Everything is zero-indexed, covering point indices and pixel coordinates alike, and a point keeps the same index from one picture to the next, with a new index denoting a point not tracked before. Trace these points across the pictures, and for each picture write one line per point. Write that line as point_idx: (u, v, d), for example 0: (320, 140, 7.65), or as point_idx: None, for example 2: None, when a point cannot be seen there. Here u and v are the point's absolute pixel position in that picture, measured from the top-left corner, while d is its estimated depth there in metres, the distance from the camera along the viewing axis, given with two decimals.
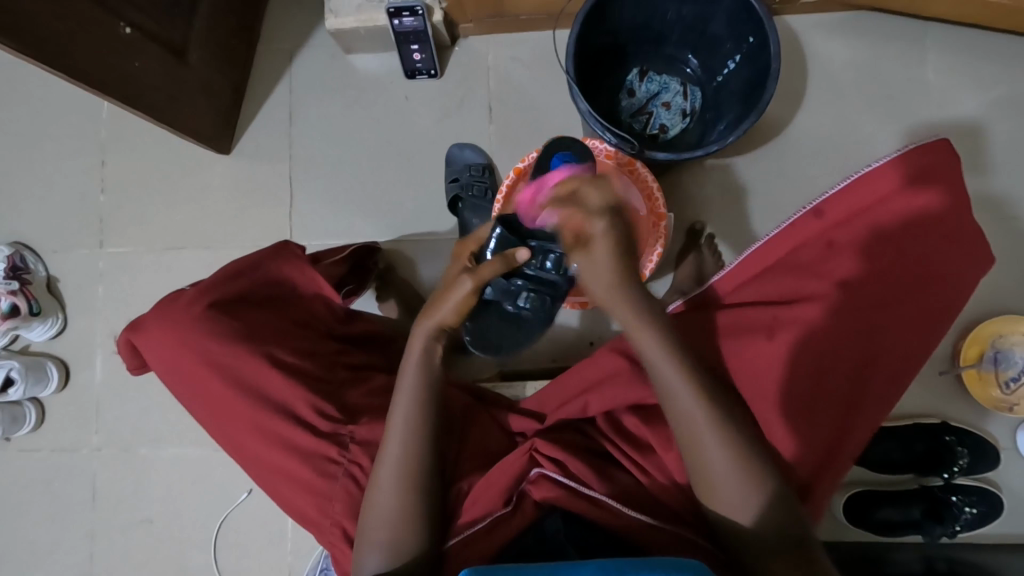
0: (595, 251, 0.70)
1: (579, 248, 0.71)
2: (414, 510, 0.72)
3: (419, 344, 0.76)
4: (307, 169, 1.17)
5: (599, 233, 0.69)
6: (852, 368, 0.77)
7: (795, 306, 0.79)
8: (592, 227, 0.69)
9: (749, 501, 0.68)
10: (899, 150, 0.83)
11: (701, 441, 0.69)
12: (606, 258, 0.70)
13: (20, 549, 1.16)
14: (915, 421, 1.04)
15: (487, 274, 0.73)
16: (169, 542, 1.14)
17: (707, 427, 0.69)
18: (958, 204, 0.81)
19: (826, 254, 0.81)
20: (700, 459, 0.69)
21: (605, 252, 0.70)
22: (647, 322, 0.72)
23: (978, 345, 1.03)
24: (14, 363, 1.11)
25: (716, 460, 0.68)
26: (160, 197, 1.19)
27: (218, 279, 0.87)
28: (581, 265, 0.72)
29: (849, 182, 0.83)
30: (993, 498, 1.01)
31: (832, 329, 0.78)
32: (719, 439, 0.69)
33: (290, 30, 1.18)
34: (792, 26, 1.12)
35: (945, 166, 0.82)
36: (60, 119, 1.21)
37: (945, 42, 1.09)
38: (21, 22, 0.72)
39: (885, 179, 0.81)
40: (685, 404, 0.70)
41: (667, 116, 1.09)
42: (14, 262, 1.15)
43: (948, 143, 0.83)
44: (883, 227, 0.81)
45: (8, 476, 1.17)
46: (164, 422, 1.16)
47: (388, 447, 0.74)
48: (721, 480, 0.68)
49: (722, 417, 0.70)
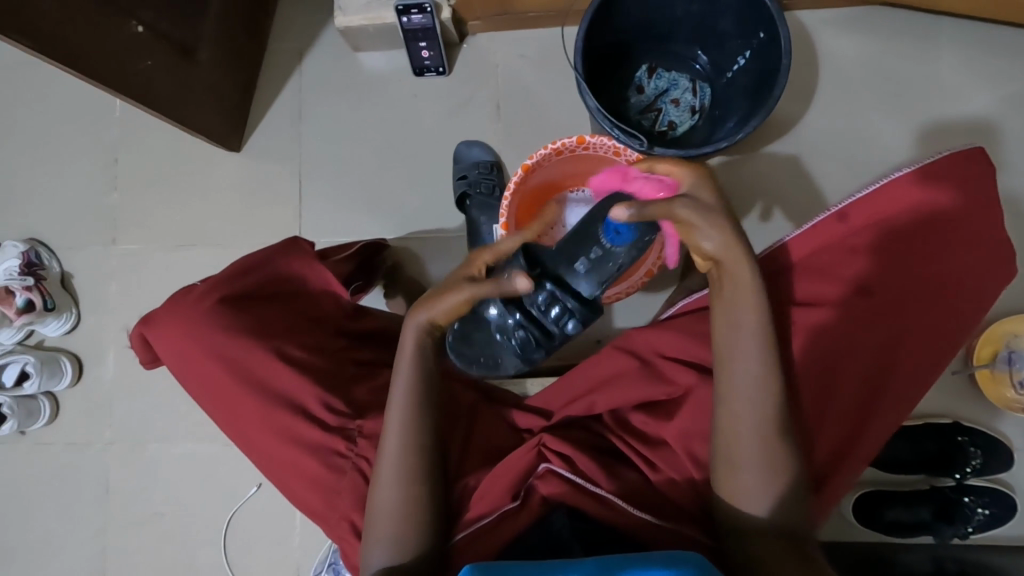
0: (704, 196, 0.68)
1: (684, 199, 0.68)
2: (420, 505, 0.72)
3: (411, 340, 0.75)
4: (316, 167, 1.17)
5: (693, 176, 0.70)
6: (865, 370, 0.76)
7: (813, 308, 0.77)
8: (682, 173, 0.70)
9: (770, 495, 0.67)
10: (925, 159, 0.84)
11: (739, 431, 0.68)
12: (712, 200, 0.68)
13: (35, 541, 1.18)
14: (926, 421, 1.03)
15: (482, 292, 0.73)
16: (180, 536, 1.15)
17: (746, 433, 0.68)
18: (977, 214, 0.81)
19: (847, 258, 0.80)
20: (736, 452, 0.68)
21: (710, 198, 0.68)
22: (757, 305, 0.69)
23: (992, 345, 1.02)
24: (29, 358, 1.13)
25: (748, 453, 0.67)
26: (172, 195, 1.20)
27: (229, 274, 0.88)
28: (688, 215, 0.67)
29: (875, 187, 0.82)
30: (1005, 500, 1.00)
31: (851, 332, 0.76)
32: (752, 430, 0.68)
33: (300, 28, 1.19)
34: (803, 21, 1.11)
35: (974, 176, 0.82)
36: (74, 117, 1.23)
37: (957, 38, 1.08)
38: (33, 21, 0.73)
39: (909, 186, 0.81)
40: (736, 408, 0.68)
41: (676, 113, 1.08)
42: (29, 259, 1.17)
43: (983, 153, 0.84)
44: (909, 234, 0.80)
45: (23, 469, 1.19)
46: (176, 418, 1.17)
47: (390, 443, 0.73)
48: (746, 474, 0.67)
49: (765, 420, 0.68)
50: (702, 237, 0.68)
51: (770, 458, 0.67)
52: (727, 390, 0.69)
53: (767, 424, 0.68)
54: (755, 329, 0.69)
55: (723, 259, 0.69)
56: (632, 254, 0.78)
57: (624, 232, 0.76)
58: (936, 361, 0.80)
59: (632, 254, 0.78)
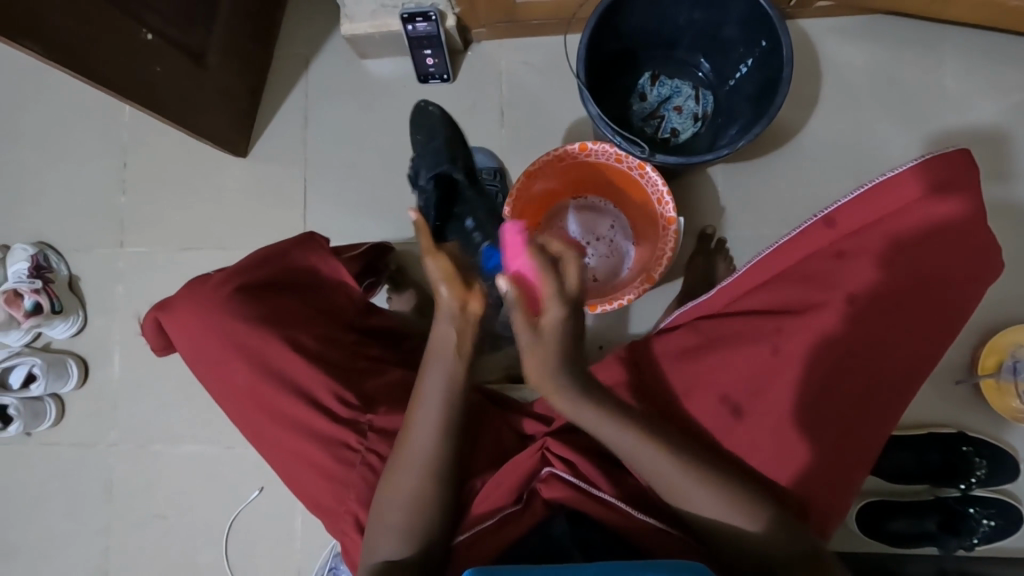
0: (544, 340, 0.65)
1: (528, 328, 0.65)
2: (432, 507, 0.72)
3: (439, 331, 0.70)
4: (321, 172, 1.18)
5: (553, 322, 0.64)
6: (856, 378, 0.76)
7: (804, 318, 0.77)
8: (550, 312, 0.63)
9: (750, 517, 0.69)
10: (921, 158, 0.79)
11: (663, 480, 0.71)
12: (547, 347, 0.65)
13: (38, 541, 1.19)
14: (929, 431, 1.02)
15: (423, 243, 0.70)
16: (183, 539, 1.16)
17: (683, 485, 0.70)
18: (969, 221, 0.77)
19: (833, 264, 0.79)
20: (685, 501, 0.70)
21: (548, 347, 0.65)
22: (601, 417, 0.70)
23: (997, 354, 1.01)
24: (36, 360, 1.14)
25: (692, 490, 0.70)
26: (179, 199, 1.22)
27: (247, 265, 0.89)
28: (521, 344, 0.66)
29: (865, 191, 0.79)
30: (1010, 511, 0.99)
31: (834, 343, 0.76)
32: (678, 479, 0.70)
33: (306, 35, 1.20)
34: (806, 29, 1.11)
35: (966, 176, 0.78)
36: (84, 121, 1.25)
37: (960, 46, 1.08)
38: (43, 27, 0.74)
39: (903, 188, 0.78)
40: (655, 472, 0.71)
41: (678, 121, 1.09)
42: (37, 261, 1.18)
43: (967, 154, 0.79)
44: (901, 241, 0.78)
45: (28, 469, 1.20)
46: (179, 420, 1.18)
47: (416, 444, 0.73)
48: (703, 508, 0.70)
49: (690, 471, 0.70)
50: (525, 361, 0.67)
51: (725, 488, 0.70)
52: (631, 458, 0.71)
53: (695, 467, 0.71)
54: (608, 424, 0.70)
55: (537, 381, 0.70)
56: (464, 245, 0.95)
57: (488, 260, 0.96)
58: (924, 367, 0.79)
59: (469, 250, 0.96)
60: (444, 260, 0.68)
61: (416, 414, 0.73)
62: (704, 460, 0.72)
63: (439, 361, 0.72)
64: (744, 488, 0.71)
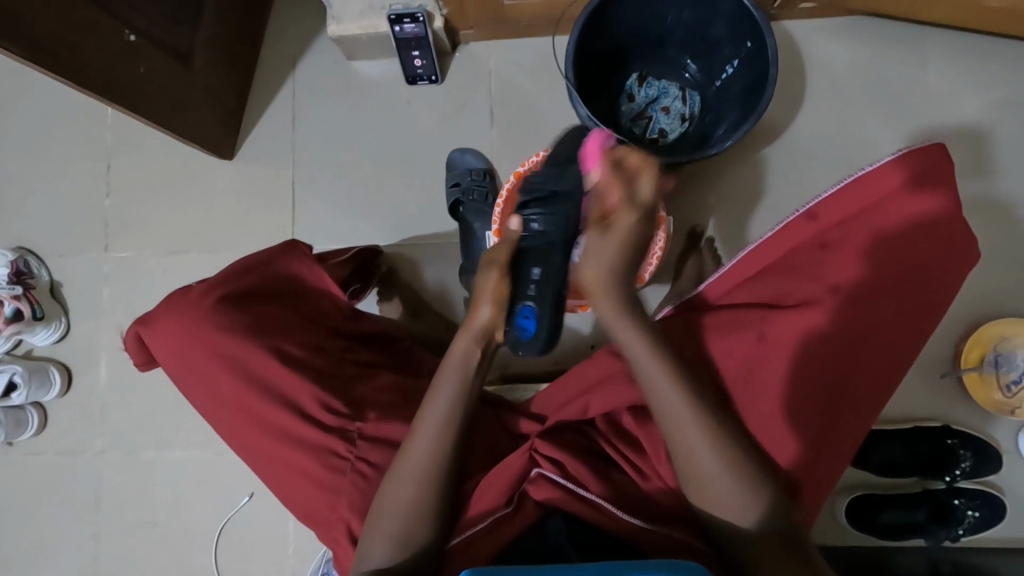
0: (612, 237, 0.76)
1: (600, 227, 0.76)
2: (423, 514, 0.71)
3: (460, 348, 0.77)
4: (309, 174, 1.17)
5: (625, 224, 0.75)
6: (840, 368, 0.77)
7: (789, 312, 0.78)
8: (623, 215, 0.75)
9: (751, 503, 0.68)
10: (897, 152, 0.82)
11: (680, 432, 0.71)
12: (614, 249, 0.76)
13: (21, 553, 1.16)
14: (916, 424, 1.04)
15: (496, 254, 0.81)
16: (171, 547, 1.14)
17: (694, 440, 0.70)
18: (945, 213, 0.80)
19: (818, 257, 0.81)
20: (693, 466, 0.70)
21: (614, 247, 0.76)
22: (641, 338, 0.74)
23: (980, 348, 1.03)
24: (17, 368, 1.12)
25: (704, 454, 0.69)
26: (164, 202, 1.20)
27: (230, 273, 0.87)
28: (590, 243, 0.77)
29: (844, 185, 0.82)
30: (996, 502, 1.01)
31: (821, 334, 0.77)
32: (697, 431, 0.70)
33: (292, 36, 1.20)
34: (790, 30, 1.13)
35: (941, 169, 0.81)
36: (65, 124, 1.23)
37: (939, 46, 1.10)
38: (29, 28, 0.73)
39: (880, 180, 0.81)
40: (673, 421, 0.71)
41: (666, 121, 1.09)
42: (18, 267, 1.16)
43: (943, 146, 0.82)
44: (883, 232, 0.80)
45: (10, 479, 1.17)
46: (166, 426, 1.16)
47: (415, 449, 0.74)
48: (712, 483, 0.69)
49: (705, 429, 0.70)
50: (589, 261, 0.77)
51: (731, 466, 0.69)
52: (659, 404, 0.72)
53: (711, 426, 0.71)
54: (645, 352, 0.73)
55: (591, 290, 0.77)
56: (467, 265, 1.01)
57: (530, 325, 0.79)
58: (906, 356, 0.80)
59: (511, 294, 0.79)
60: (502, 283, 0.79)
61: (422, 421, 0.75)
62: (725, 426, 0.71)
63: (452, 371, 0.77)
64: (752, 465, 0.70)
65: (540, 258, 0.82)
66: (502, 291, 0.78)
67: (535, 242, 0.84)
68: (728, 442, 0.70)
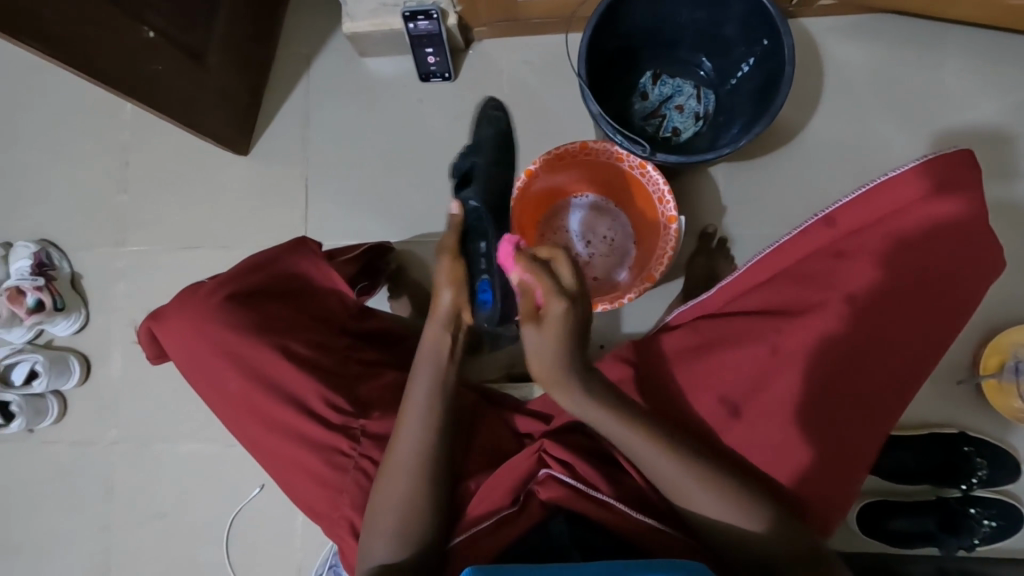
0: (546, 327, 0.70)
1: (532, 322, 0.71)
2: (422, 510, 0.72)
3: (432, 338, 0.78)
4: (323, 171, 1.18)
5: (556, 314, 0.69)
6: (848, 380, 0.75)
7: (799, 320, 0.77)
8: (552, 305, 0.69)
9: (749, 516, 0.69)
10: (921, 159, 0.80)
11: (665, 475, 0.70)
12: (552, 340, 0.70)
13: (40, 537, 1.19)
14: (931, 431, 1.02)
15: (449, 243, 0.81)
16: (184, 536, 1.16)
17: (688, 481, 0.69)
18: (967, 225, 0.78)
19: (832, 263, 0.79)
20: (695, 506, 0.70)
21: (550, 338, 0.70)
22: (608, 412, 0.71)
23: (999, 354, 1.01)
24: (38, 357, 1.15)
25: (692, 487, 0.69)
26: (181, 197, 1.22)
27: (239, 271, 0.88)
28: (526, 333, 0.72)
29: (864, 191, 0.81)
30: (1013, 512, 0.99)
31: (831, 342, 0.76)
32: (677, 471, 0.70)
33: (308, 33, 1.21)
34: (808, 29, 1.11)
35: (967, 176, 0.79)
36: (87, 120, 1.25)
37: (962, 45, 1.08)
38: (45, 26, 0.74)
39: (901, 187, 0.79)
40: (662, 474, 0.70)
41: (679, 120, 1.08)
42: (40, 259, 1.18)
43: (968, 153, 0.80)
44: (900, 238, 0.78)
45: (30, 466, 1.21)
46: (180, 418, 1.18)
47: (408, 447, 0.74)
48: (708, 509, 0.69)
49: (695, 470, 0.70)
50: (527, 349, 0.72)
51: (722, 484, 0.70)
52: (635, 454, 0.71)
53: (691, 461, 0.70)
54: (617, 425, 0.71)
55: (537, 374, 0.73)
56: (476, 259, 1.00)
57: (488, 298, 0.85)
58: (917, 369, 0.78)
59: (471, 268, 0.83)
60: (458, 268, 0.78)
61: (405, 419, 0.76)
62: (700, 457, 0.71)
63: (428, 362, 0.78)
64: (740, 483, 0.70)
65: (481, 233, 0.87)
66: (459, 273, 0.78)
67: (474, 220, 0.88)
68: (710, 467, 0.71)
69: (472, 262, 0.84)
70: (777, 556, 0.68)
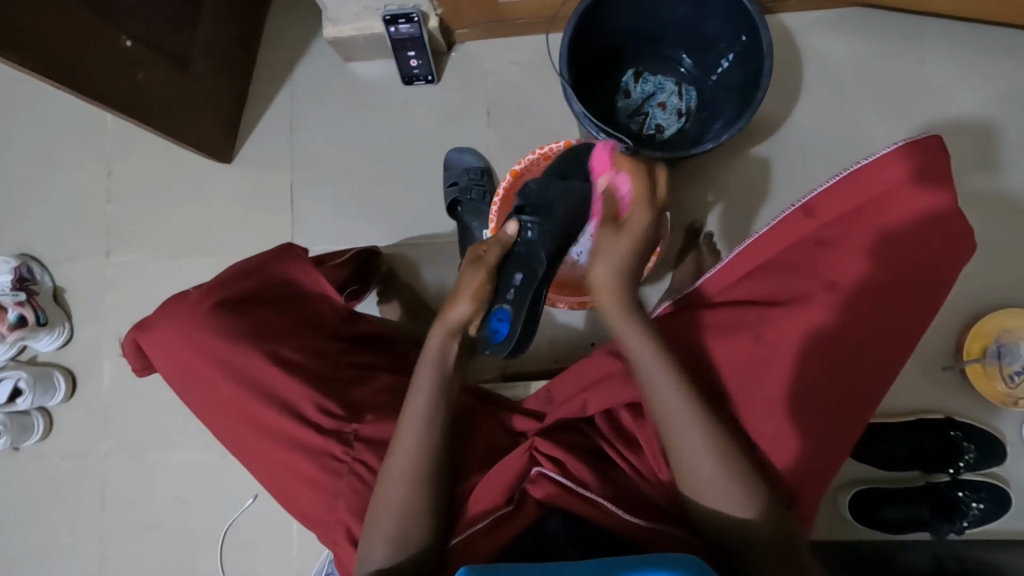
0: (625, 236, 0.77)
1: (614, 227, 0.78)
2: (418, 512, 0.72)
3: (435, 342, 0.77)
4: (308, 176, 1.18)
5: (640, 222, 0.78)
6: (835, 368, 0.76)
7: (782, 309, 0.78)
8: (637, 214, 0.78)
9: (741, 504, 0.68)
10: (895, 144, 0.82)
11: (669, 420, 0.71)
12: (626, 246, 0.77)
13: (29, 556, 1.17)
14: (919, 417, 1.04)
15: (490, 258, 0.80)
16: (177, 549, 1.14)
17: (690, 441, 0.69)
18: (944, 207, 0.79)
19: (813, 252, 0.81)
20: (691, 479, 0.70)
21: (626, 243, 0.77)
22: (643, 338, 0.74)
23: (982, 340, 1.03)
24: (22, 374, 1.13)
25: (689, 442, 0.69)
26: (164, 207, 1.21)
27: (227, 279, 0.88)
28: (602, 241, 0.77)
29: (839, 180, 0.82)
30: (1000, 494, 1.01)
31: (817, 329, 0.76)
32: (684, 420, 0.70)
33: (289, 39, 1.20)
34: (786, 24, 1.12)
35: (939, 160, 0.80)
36: (66, 131, 1.24)
37: (937, 36, 1.10)
38: (25, 36, 0.73)
39: (878, 173, 0.80)
40: (672, 422, 0.71)
41: (663, 116, 1.09)
42: (21, 274, 1.16)
43: (938, 138, 0.80)
44: (879, 224, 0.80)
45: (17, 484, 1.19)
46: (171, 430, 1.17)
47: (403, 449, 0.74)
48: (694, 472, 0.69)
49: (702, 427, 0.70)
50: (599, 263, 0.76)
51: (721, 458, 0.69)
52: (648, 386, 0.73)
53: (700, 418, 0.70)
54: (650, 354, 0.73)
55: (597, 291, 0.77)
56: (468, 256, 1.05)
57: (501, 331, 0.79)
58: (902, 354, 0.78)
59: (495, 293, 0.79)
60: (484, 284, 0.78)
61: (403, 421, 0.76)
62: (712, 415, 0.71)
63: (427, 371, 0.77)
64: (740, 461, 0.70)
65: (526, 264, 0.81)
66: (484, 291, 0.78)
67: (526, 246, 0.82)
68: (718, 438, 0.70)
69: (501, 286, 0.80)
70: (767, 549, 0.66)
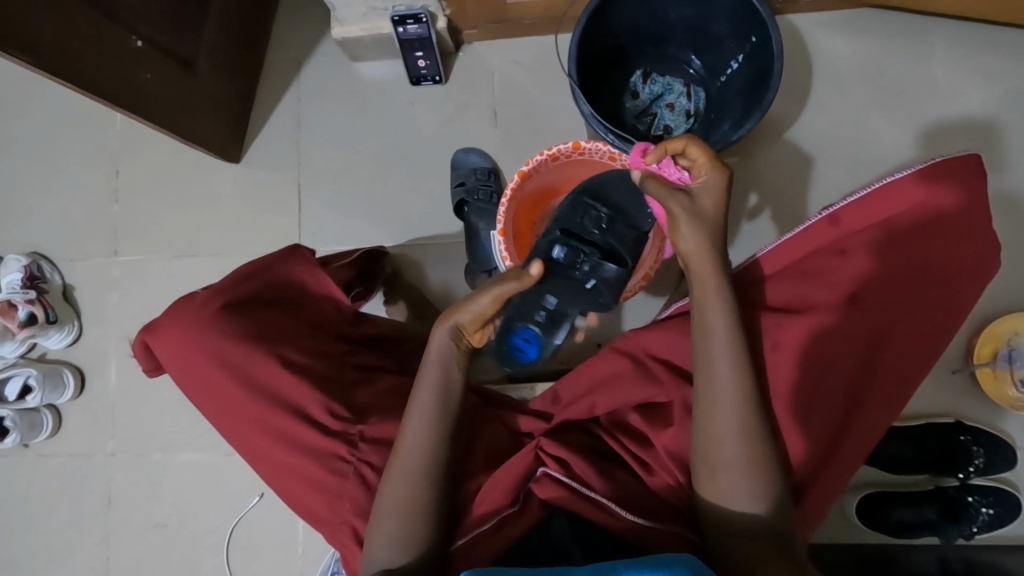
0: (706, 195, 0.74)
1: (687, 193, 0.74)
2: (418, 511, 0.71)
3: (440, 341, 0.78)
4: (315, 176, 1.18)
5: (716, 181, 0.74)
6: (838, 385, 0.74)
7: (798, 317, 0.75)
8: (711, 173, 0.74)
9: (754, 495, 0.67)
10: (927, 162, 0.80)
11: (714, 395, 0.69)
12: (712, 209, 0.73)
13: (36, 552, 1.18)
14: (928, 420, 1.03)
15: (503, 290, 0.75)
16: (182, 548, 1.15)
17: (724, 425, 0.68)
18: (969, 227, 0.78)
19: (835, 262, 0.78)
20: (715, 463, 0.68)
21: (713, 202, 0.73)
22: (721, 308, 0.71)
23: (992, 343, 1.02)
24: (31, 371, 1.14)
25: (724, 425, 0.68)
26: (171, 206, 1.21)
27: (232, 280, 0.88)
28: (683, 207, 0.73)
29: (871, 190, 0.79)
30: (1009, 499, 0.99)
31: (834, 339, 0.74)
32: (729, 396, 0.68)
33: (298, 39, 1.20)
34: (795, 24, 1.12)
35: (972, 178, 0.78)
36: (75, 131, 1.24)
37: (948, 37, 1.09)
38: (35, 37, 0.74)
39: (906, 189, 0.78)
40: (717, 402, 0.69)
41: (670, 118, 1.09)
42: (31, 272, 1.18)
43: (977, 157, 0.80)
44: (905, 239, 0.78)
45: (25, 480, 1.20)
46: (176, 429, 1.17)
47: (407, 445, 0.74)
48: (722, 451, 0.68)
49: (741, 413, 0.68)
50: (682, 231, 0.73)
51: (749, 449, 0.67)
52: (703, 353, 0.71)
53: (745, 401, 0.69)
54: (719, 328, 0.70)
55: (690, 262, 0.73)
56: (475, 254, 1.06)
57: (529, 346, 0.85)
58: (912, 366, 0.78)
59: (516, 315, 0.83)
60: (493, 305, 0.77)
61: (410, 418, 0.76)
62: (757, 402, 0.69)
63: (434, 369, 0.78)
64: (767, 452, 0.68)
65: (559, 288, 0.83)
66: (488, 314, 0.78)
67: (569, 270, 0.83)
68: (752, 426, 0.68)
69: (523, 310, 0.83)
70: (767, 545, 0.65)
